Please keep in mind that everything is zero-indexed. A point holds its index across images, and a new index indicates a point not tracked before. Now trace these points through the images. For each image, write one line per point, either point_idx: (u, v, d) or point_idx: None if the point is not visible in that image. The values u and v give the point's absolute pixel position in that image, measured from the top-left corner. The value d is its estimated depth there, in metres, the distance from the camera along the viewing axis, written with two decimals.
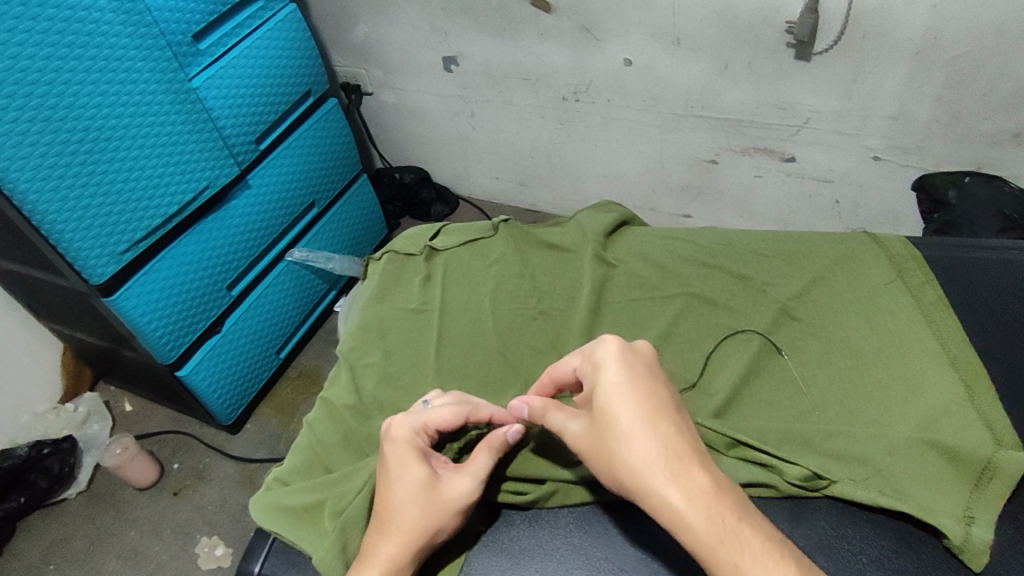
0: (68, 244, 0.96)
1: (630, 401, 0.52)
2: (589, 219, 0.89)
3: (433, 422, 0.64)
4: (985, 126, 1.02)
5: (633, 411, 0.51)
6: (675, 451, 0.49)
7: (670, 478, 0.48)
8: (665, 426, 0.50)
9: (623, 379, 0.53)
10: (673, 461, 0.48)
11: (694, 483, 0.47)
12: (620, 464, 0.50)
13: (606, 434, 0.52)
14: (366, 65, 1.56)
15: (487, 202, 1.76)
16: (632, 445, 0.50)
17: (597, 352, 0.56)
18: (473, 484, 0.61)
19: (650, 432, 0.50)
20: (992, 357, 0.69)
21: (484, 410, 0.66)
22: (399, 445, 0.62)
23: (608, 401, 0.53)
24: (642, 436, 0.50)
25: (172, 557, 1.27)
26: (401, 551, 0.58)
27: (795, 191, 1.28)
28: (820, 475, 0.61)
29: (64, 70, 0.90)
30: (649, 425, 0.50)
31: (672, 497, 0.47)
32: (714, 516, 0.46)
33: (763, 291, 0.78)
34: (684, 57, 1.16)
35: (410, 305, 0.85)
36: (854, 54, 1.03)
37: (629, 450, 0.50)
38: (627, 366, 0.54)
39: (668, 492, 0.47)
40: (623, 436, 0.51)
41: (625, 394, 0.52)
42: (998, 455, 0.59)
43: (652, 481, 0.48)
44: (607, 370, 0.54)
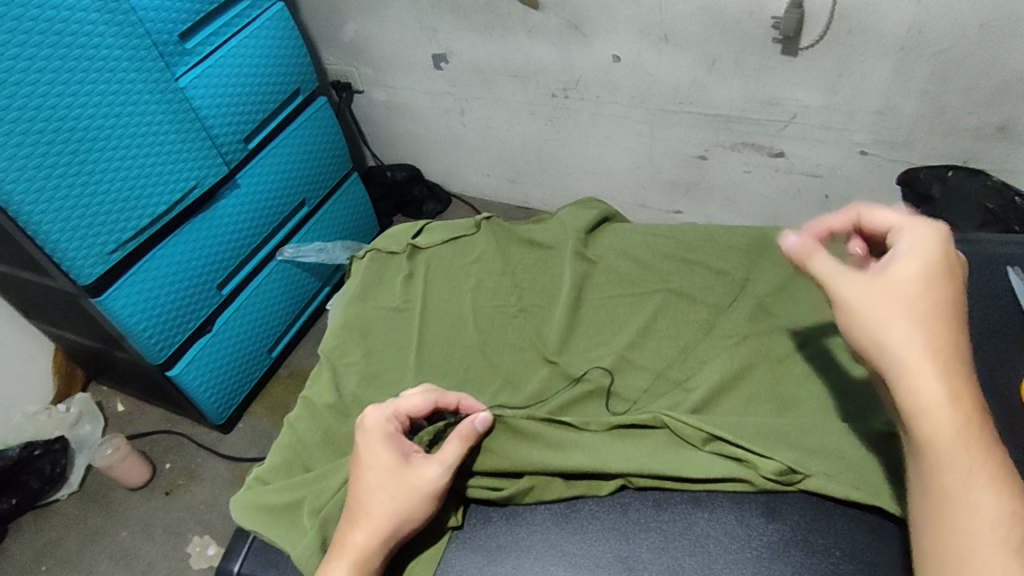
0: (54, 245, 0.96)
1: (925, 290, 0.52)
2: (571, 215, 0.89)
3: (403, 408, 0.66)
4: (971, 120, 1.02)
5: (923, 296, 0.52)
6: (948, 353, 0.49)
7: (926, 366, 0.49)
8: (940, 324, 0.51)
9: (922, 268, 0.53)
10: (946, 358, 0.49)
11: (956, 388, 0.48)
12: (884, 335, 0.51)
13: (885, 304, 0.52)
14: (356, 64, 1.55)
15: (478, 199, 1.76)
16: (905, 323, 0.51)
17: (926, 245, 0.55)
18: (440, 469, 0.61)
19: (931, 321, 0.51)
20: (968, 353, 0.69)
21: (452, 395, 0.69)
22: (370, 431, 0.64)
23: (905, 281, 0.53)
24: (922, 323, 0.50)
25: (163, 557, 1.27)
26: (368, 536, 0.59)
27: (784, 186, 1.28)
28: (794, 469, 0.61)
29: (48, 70, 0.90)
30: (934, 318, 0.51)
31: (923, 385, 0.48)
32: (962, 424, 0.47)
33: (741, 287, 0.78)
34: (672, 54, 1.16)
35: (392, 303, 0.85)
36: (840, 49, 1.03)
37: (901, 331, 0.50)
38: (928, 262, 0.54)
39: (926, 378, 0.48)
40: (904, 315, 0.51)
41: (921, 283, 0.53)
42: None
43: (912, 369, 0.49)
44: (909, 257, 0.54)
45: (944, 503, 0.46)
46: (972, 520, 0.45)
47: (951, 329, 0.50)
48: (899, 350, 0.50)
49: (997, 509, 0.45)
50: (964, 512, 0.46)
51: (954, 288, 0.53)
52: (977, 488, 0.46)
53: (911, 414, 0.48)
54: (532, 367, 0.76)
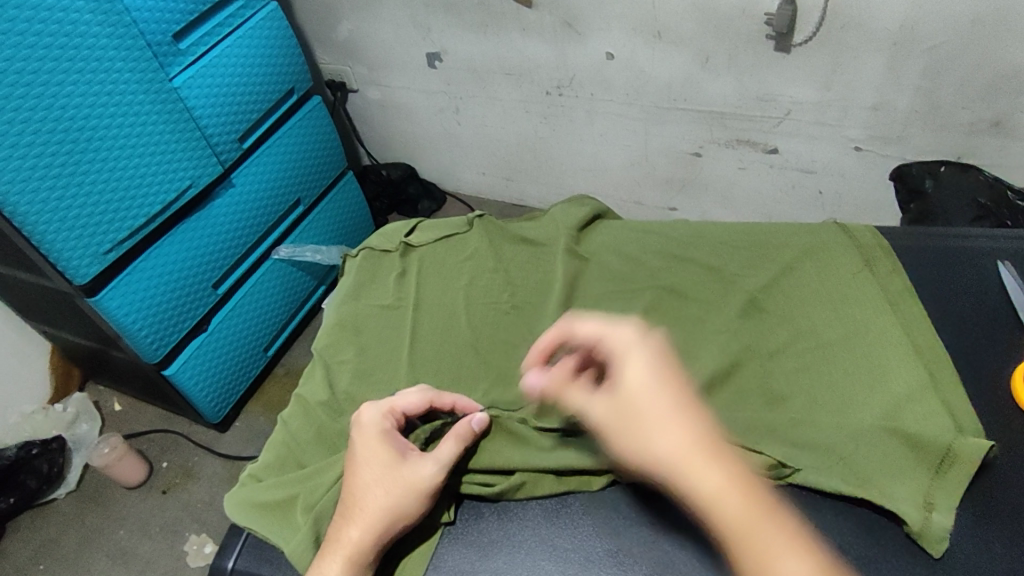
0: (50, 245, 0.96)
1: (661, 390, 0.51)
2: (563, 213, 0.89)
3: (400, 405, 0.67)
4: (964, 115, 1.03)
5: (664, 398, 0.51)
6: (700, 435, 0.49)
7: (703, 465, 0.47)
8: (695, 418, 0.50)
9: (651, 368, 0.53)
10: (706, 452, 0.48)
11: (731, 477, 0.47)
12: (649, 447, 0.49)
13: (637, 414, 0.51)
14: (351, 62, 1.55)
15: (474, 197, 1.76)
16: (666, 430, 0.49)
17: (621, 344, 0.54)
18: (436, 468, 0.62)
19: (687, 421, 0.50)
20: (958, 348, 0.69)
21: (448, 396, 0.69)
22: (367, 427, 0.65)
23: (641, 385, 0.52)
24: (677, 423, 0.49)
25: (161, 556, 1.27)
26: (362, 533, 0.59)
27: (778, 182, 1.28)
28: (785, 463, 0.62)
29: (42, 71, 0.90)
30: (683, 415, 0.50)
31: (704, 485, 0.46)
32: (748, 509, 0.45)
33: (733, 283, 0.78)
34: (666, 51, 1.16)
35: (385, 301, 0.85)
36: (833, 45, 1.03)
37: (659, 435, 0.49)
38: (650, 355, 0.54)
39: (699, 479, 0.47)
40: (657, 417, 0.50)
41: (658, 382, 0.52)
42: (957, 443, 0.59)
43: (684, 476, 0.47)
44: (635, 358, 0.53)
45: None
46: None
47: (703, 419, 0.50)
48: (669, 461, 0.48)
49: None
50: None
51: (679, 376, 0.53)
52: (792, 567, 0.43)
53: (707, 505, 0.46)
54: (524, 363, 0.76)
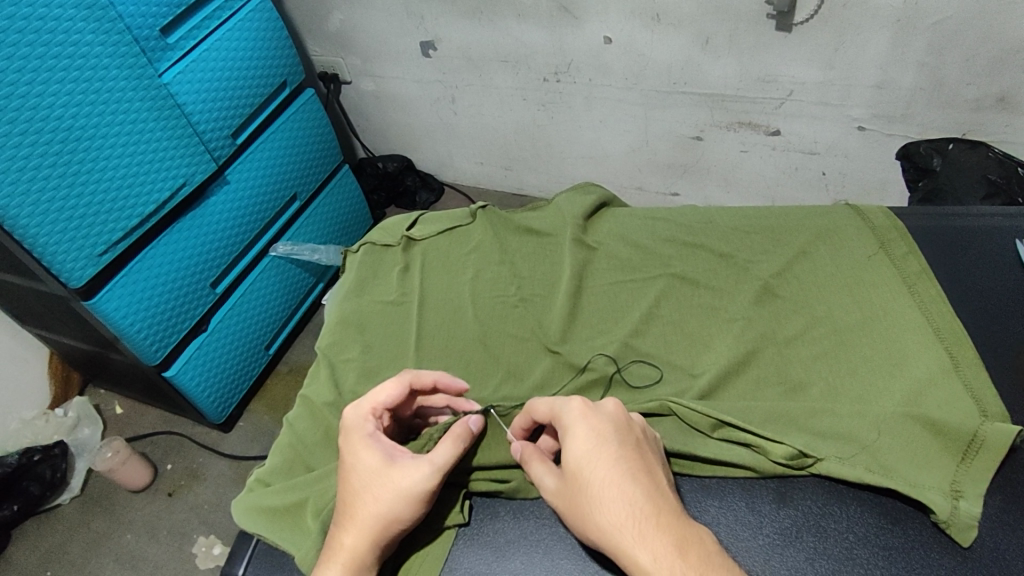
0: (43, 248, 0.94)
1: (601, 462, 0.54)
2: (568, 202, 0.88)
3: (381, 401, 0.64)
4: (970, 91, 1.01)
5: (603, 473, 0.53)
6: (633, 505, 0.51)
7: (639, 541, 0.50)
8: (635, 487, 0.52)
9: (593, 442, 0.55)
10: (640, 523, 0.50)
11: (666, 546, 0.49)
12: (592, 526, 0.52)
13: (581, 492, 0.53)
14: (343, 54, 1.53)
15: (473, 187, 1.74)
16: (603, 507, 0.52)
17: (566, 421, 0.57)
18: (429, 471, 0.59)
19: (624, 493, 0.52)
20: (978, 329, 0.68)
21: (427, 375, 0.66)
22: (354, 432, 0.63)
23: (581, 461, 0.54)
24: (613, 498, 0.52)
25: (169, 559, 1.26)
26: (356, 539, 0.58)
27: (782, 164, 1.26)
28: (806, 453, 0.60)
29: (26, 70, 0.87)
30: (621, 487, 0.52)
31: (640, 559, 0.49)
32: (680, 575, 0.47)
33: (745, 269, 0.77)
34: (665, 33, 1.14)
35: (389, 296, 0.84)
36: (837, 22, 1.01)
37: (600, 512, 0.52)
38: (596, 428, 0.56)
39: (636, 553, 0.49)
40: (595, 496, 0.52)
41: (597, 456, 0.54)
42: (984, 428, 0.58)
43: (623, 551, 0.50)
44: (577, 433, 0.56)
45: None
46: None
47: (640, 487, 0.52)
48: (608, 540, 0.51)
49: None
50: None
51: (622, 446, 0.55)
52: None
53: None
54: (534, 357, 0.74)
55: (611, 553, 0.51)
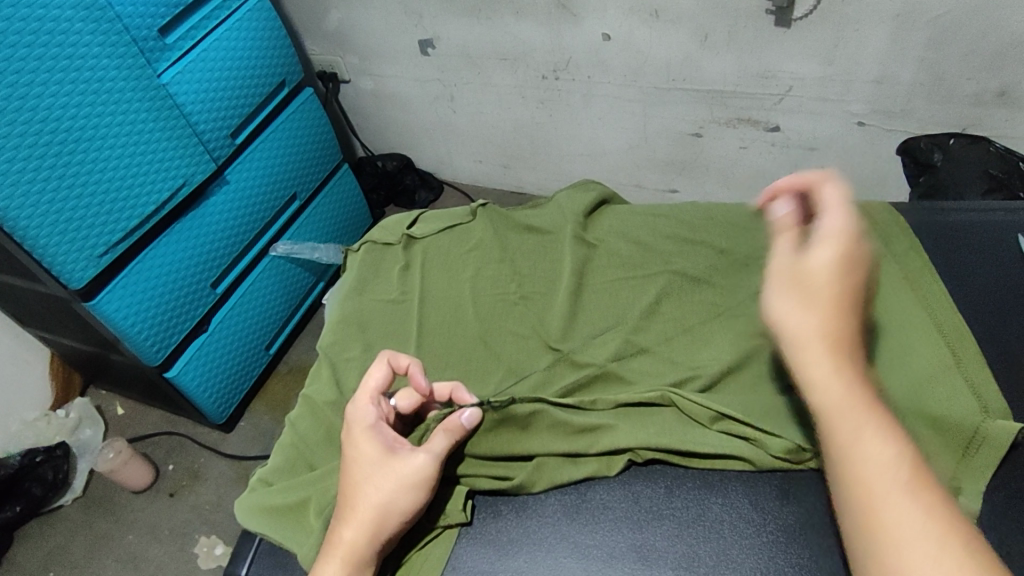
0: (42, 250, 0.94)
1: (833, 284, 0.55)
2: (569, 199, 0.87)
3: (375, 387, 0.65)
4: (970, 86, 1.00)
5: (828, 292, 0.55)
6: (841, 332, 0.54)
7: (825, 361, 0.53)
8: (843, 323, 0.55)
9: (832, 265, 0.56)
10: (837, 351, 0.54)
11: (846, 381, 0.53)
12: (784, 321, 0.56)
13: (795, 293, 0.56)
14: (341, 53, 1.53)
15: (471, 186, 1.74)
16: (807, 319, 0.55)
17: (817, 244, 0.57)
18: (428, 458, 0.61)
19: (831, 322, 0.54)
20: (980, 326, 0.68)
21: (403, 359, 0.67)
22: (354, 422, 0.64)
23: (811, 275, 0.56)
24: (815, 317, 0.55)
25: (171, 559, 1.26)
26: (356, 532, 0.58)
27: (780, 160, 1.26)
28: (804, 447, 0.61)
29: (24, 71, 0.87)
30: (839, 313, 0.55)
31: (815, 377, 0.53)
32: (849, 401, 0.52)
33: (746, 266, 0.77)
34: (663, 29, 1.14)
35: (390, 295, 0.84)
36: (836, 18, 1.01)
37: (800, 324, 0.55)
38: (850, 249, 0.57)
39: (812, 372, 0.54)
40: (816, 308, 0.55)
41: (830, 280, 0.55)
42: (986, 424, 0.59)
43: (804, 356, 0.54)
44: (826, 253, 0.56)
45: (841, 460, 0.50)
46: (864, 465, 0.49)
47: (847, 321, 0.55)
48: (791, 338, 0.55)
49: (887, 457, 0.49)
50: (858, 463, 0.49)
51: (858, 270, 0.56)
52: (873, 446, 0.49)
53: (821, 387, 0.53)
54: (535, 354, 0.74)
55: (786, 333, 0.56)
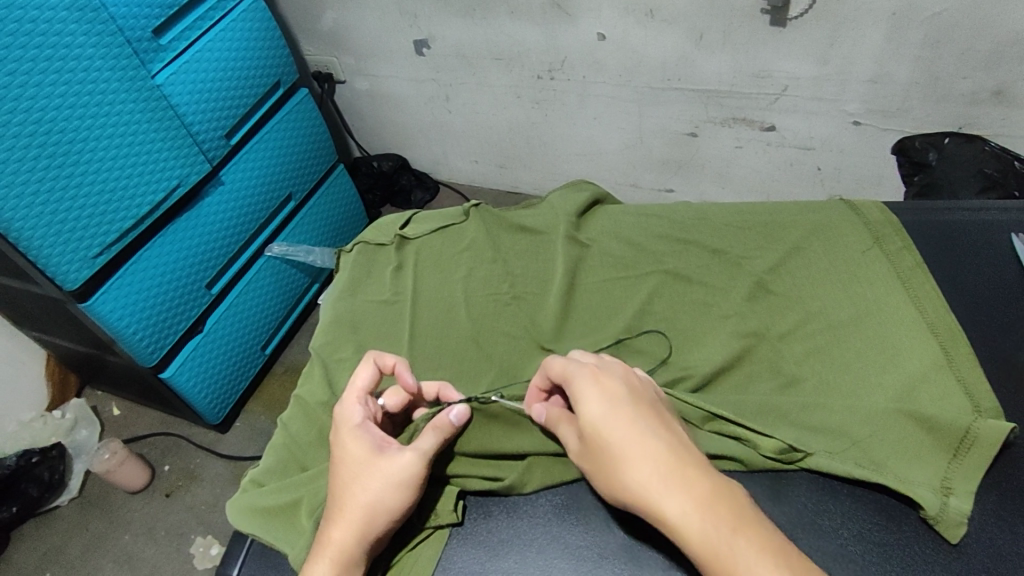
0: (37, 251, 0.94)
1: (618, 422, 0.54)
2: (561, 199, 0.87)
3: (363, 386, 0.65)
4: (966, 85, 1.00)
5: (611, 439, 0.53)
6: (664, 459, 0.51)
7: (669, 494, 0.50)
8: (656, 442, 0.52)
9: (607, 404, 0.55)
10: (666, 476, 0.50)
11: (692, 497, 0.49)
12: (617, 484, 0.52)
13: (603, 452, 0.54)
14: (337, 53, 1.52)
15: (467, 185, 1.74)
16: (631, 465, 0.52)
17: (578, 387, 0.57)
18: (415, 457, 0.60)
19: (647, 449, 0.52)
20: (973, 326, 0.68)
21: (389, 358, 0.67)
22: (343, 422, 0.64)
23: (597, 425, 0.55)
24: (636, 456, 0.52)
25: (167, 560, 1.26)
26: (345, 532, 0.58)
27: (776, 160, 1.26)
28: (796, 447, 0.61)
29: (19, 73, 0.87)
30: (643, 442, 0.53)
31: (670, 512, 0.49)
32: (711, 525, 0.48)
33: (738, 265, 0.76)
34: (658, 29, 1.13)
35: (382, 295, 0.83)
36: (831, 17, 1.00)
37: (630, 470, 0.52)
38: (606, 391, 0.56)
39: (665, 507, 0.49)
40: (621, 454, 0.53)
41: (612, 417, 0.54)
42: (977, 424, 0.58)
43: (649, 510, 0.50)
44: (590, 397, 0.56)
45: None
46: None
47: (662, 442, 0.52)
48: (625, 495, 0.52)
49: None
50: None
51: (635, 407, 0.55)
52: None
53: (679, 526, 0.48)
54: (527, 355, 0.74)
55: (624, 471, 0.52)
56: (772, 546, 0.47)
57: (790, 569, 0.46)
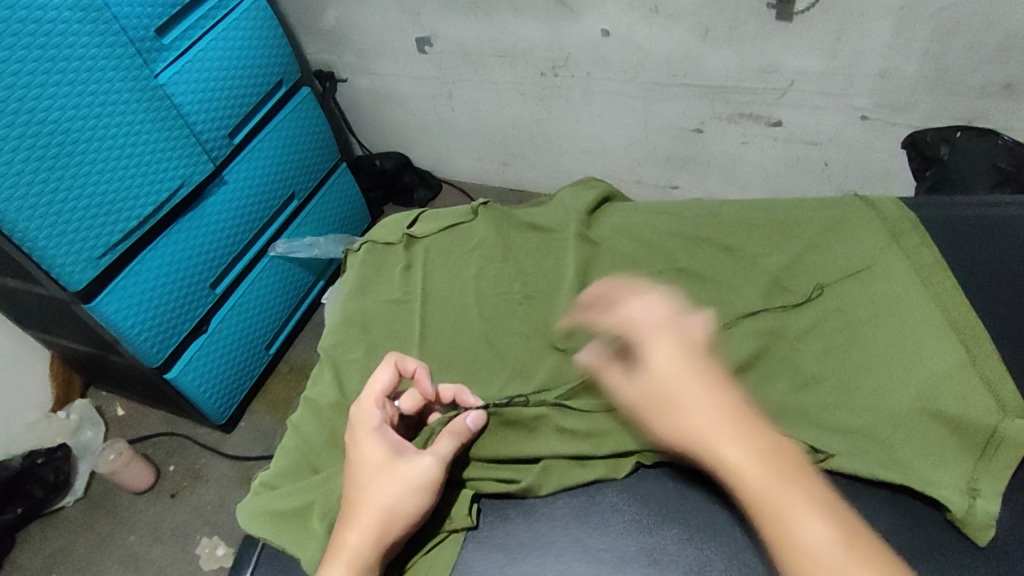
0: (41, 251, 0.93)
1: (690, 373, 0.58)
2: (571, 196, 0.86)
3: (382, 389, 0.65)
4: (975, 78, 0.99)
5: (688, 384, 0.57)
6: (733, 416, 0.55)
7: (733, 440, 0.53)
8: (727, 407, 0.55)
9: (675, 358, 0.59)
10: (735, 425, 0.54)
11: (749, 446, 0.53)
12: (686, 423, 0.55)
13: (671, 399, 0.57)
14: (339, 51, 1.51)
15: (471, 183, 1.73)
16: (699, 412, 0.55)
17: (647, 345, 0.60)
18: (434, 461, 0.60)
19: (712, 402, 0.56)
20: (994, 324, 0.67)
21: (411, 363, 0.67)
22: (360, 424, 0.63)
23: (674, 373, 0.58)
24: (702, 406, 0.55)
25: (172, 560, 1.25)
26: (362, 536, 0.57)
27: (783, 155, 1.25)
28: (816, 448, 0.61)
29: (23, 73, 0.86)
30: (709, 396, 0.56)
31: (734, 453, 0.53)
32: (767, 472, 0.52)
33: (753, 262, 0.76)
34: (663, 25, 1.12)
35: (391, 295, 0.83)
36: (838, 12, 1.00)
37: (698, 416, 0.55)
38: (679, 351, 0.60)
39: (727, 449, 0.53)
40: (690, 405, 0.56)
41: (687, 374, 0.58)
42: (1004, 425, 0.58)
43: (714, 440, 0.54)
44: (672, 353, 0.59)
45: (783, 542, 0.49)
46: (797, 544, 0.48)
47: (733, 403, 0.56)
48: (706, 425, 0.54)
49: (820, 532, 0.48)
50: (800, 544, 0.48)
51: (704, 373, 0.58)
52: (810, 526, 0.49)
53: (716, 445, 0.54)
54: (541, 355, 0.74)
55: (692, 413, 0.55)
56: (829, 505, 0.50)
57: (844, 526, 0.49)
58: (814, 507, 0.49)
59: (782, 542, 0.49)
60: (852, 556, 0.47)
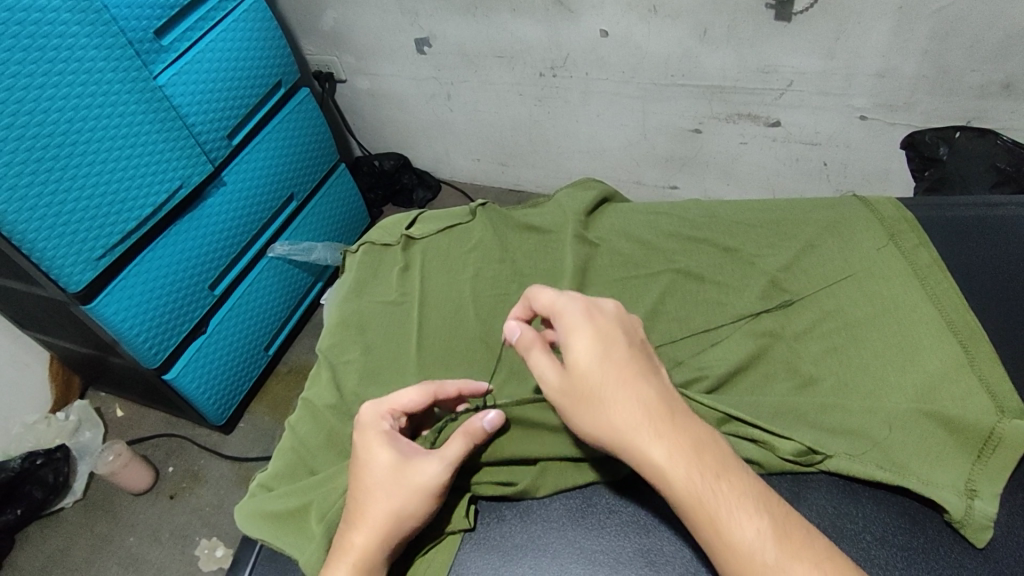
0: (41, 253, 0.93)
1: (611, 367, 0.54)
2: (569, 197, 0.86)
3: (402, 406, 0.63)
4: (974, 78, 0.99)
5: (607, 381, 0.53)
6: (650, 403, 0.52)
7: (656, 437, 0.50)
8: (647, 388, 0.53)
9: (598, 349, 0.55)
10: (657, 420, 0.51)
11: (676, 442, 0.50)
12: (601, 421, 0.53)
13: (589, 398, 0.53)
14: (338, 52, 1.51)
15: (470, 184, 1.73)
16: (617, 408, 0.52)
17: (568, 322, 0.56)
18: (441, 467, 0.59)
19: (634, 393, 0.53)
20: (991, 324, 0.67)
21: (451, 386, 0.65)
22: (368, 428, 0.62)
23: (587, 371, 0.54)
24: (624, 400, 0.52)
25: (172, 561, 1.25)
26: (368, 538, 0.57)
27: (782, 156, 1.25)
28: (814, 449, 0.60)
29: (22, 75, 0.86)
30: (632, 387, 0.53)
31: (656, 456, 0.50)
32: (696, 472, 0.48)
33: (750, 263, 0.76)
34: (662, 25, 1.12)
35: (389, 296, 0.83)
36: (836, 12, 0.99)
37: (615, 414, 0.52)
38: (600, 332, 0.56)
39: (650, 450, 0.50)
40: (609, 399, 0.53)
41: (607, 366, 0.54)
42: (1003, 424, 0.58)
43: (639, 437, 0.51)
44: (581, 341, 0.55)
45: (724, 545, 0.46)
46: (740, 552, 0.45)
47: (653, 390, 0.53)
48: (621, 424, 0.51)
49: (757, 530, 0.46)
50: (737, 546, 0.46)
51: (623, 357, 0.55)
52: (742, 522, 0.46)
53: (643, 444, 0.50)
54: None
55: (609, 410, 0.52)
56: (754, 492, 0.48)
57: (773, 515, 0.47)
58: (752, 505, 0.47)
59: (723, 548, 0.46)
60: (784, 549, 0.45)
